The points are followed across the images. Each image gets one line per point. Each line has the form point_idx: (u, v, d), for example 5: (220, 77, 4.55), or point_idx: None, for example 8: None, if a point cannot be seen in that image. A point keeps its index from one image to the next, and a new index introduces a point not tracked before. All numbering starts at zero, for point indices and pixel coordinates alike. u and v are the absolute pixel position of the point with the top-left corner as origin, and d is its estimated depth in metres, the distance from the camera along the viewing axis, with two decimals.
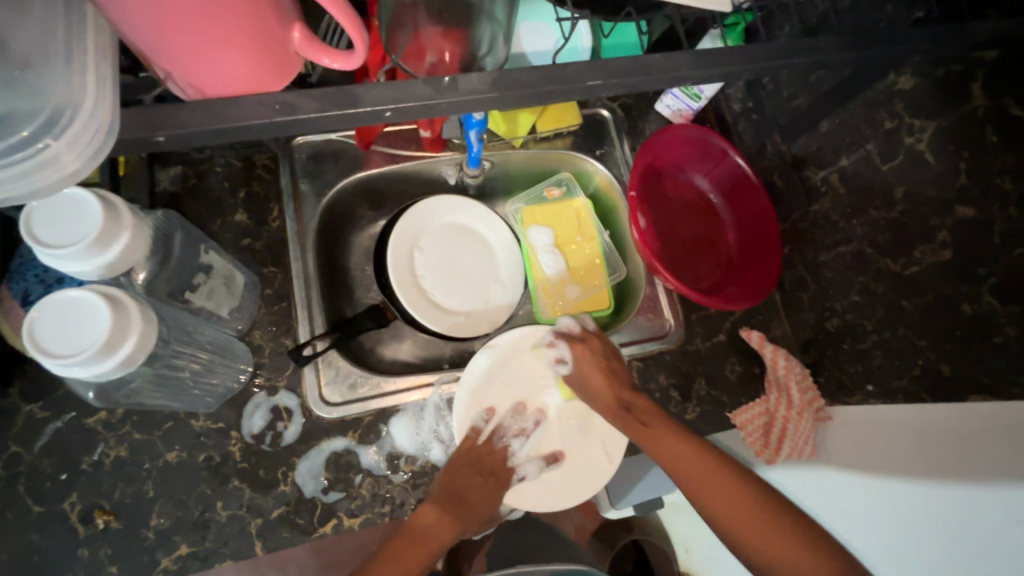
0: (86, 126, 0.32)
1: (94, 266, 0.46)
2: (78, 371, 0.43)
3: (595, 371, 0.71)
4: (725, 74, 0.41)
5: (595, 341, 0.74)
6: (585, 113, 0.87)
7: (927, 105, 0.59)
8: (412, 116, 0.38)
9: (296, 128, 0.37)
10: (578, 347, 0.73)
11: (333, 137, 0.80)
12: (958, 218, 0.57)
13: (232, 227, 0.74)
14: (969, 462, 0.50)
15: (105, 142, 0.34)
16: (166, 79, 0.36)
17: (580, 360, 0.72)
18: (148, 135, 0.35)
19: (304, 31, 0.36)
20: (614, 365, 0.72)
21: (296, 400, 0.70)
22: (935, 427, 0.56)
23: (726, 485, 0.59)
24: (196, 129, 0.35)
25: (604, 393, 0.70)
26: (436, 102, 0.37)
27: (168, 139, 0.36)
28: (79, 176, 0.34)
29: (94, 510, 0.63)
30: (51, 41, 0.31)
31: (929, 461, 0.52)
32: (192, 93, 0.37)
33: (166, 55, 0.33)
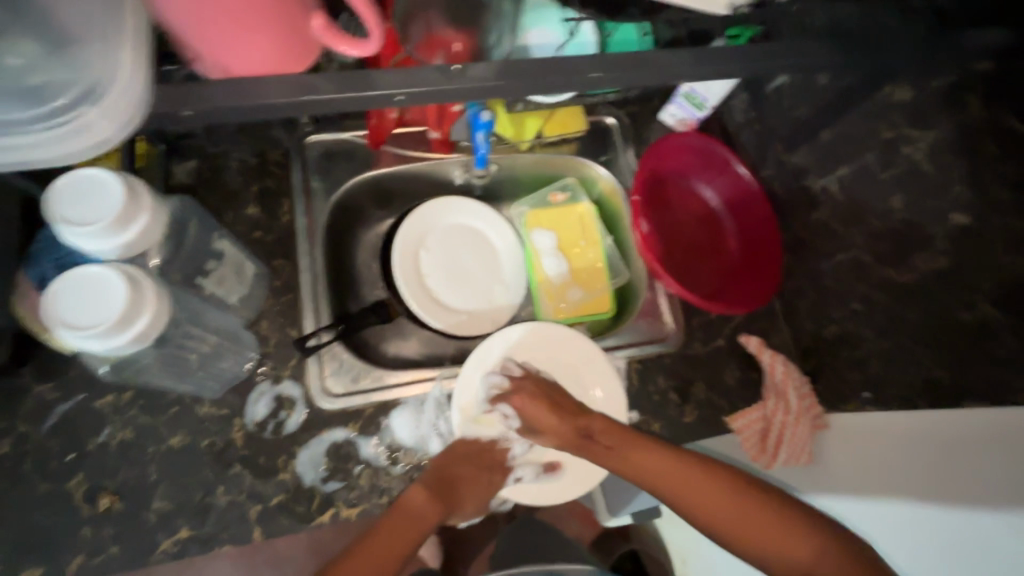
0: (117, 95, 0.35)
1: (115, 246, 0.47)
2: (92, 344, 0.45)
3: (536, 409, 0.70)
4: (722, 72, 0.43)
5: (532, 385, 0.72)
6: (591, 120, 0.90)
7: (924, 115, 0.61)
8: (422, 102, 0.40)
9: (312, 110, 0.39)
10: (517, 399, 0.71)
11: (344, 136, 0.82)
12: (954, 226, 0.59)
13: (244, 219, 0.76)
14: (949, 479, 0.51)
15: (136, 112, 0.36)
16: (194, 58, 0.38)
17: (526, 410, 0.71)
18: (175, 109, 0.37)
19: (323, 19, 0.37)
20: (556, 394, 0.71)
21: (300, 390, 0.72)
22: (925, 434, 0.57)
23: (705, 479, 0.61)
24: (221, 105, 0.37)
25: (560, 429, 0.69)
26: (445, 88, 0.39)
27: (193, 115, 0.38)
28: (110, 144, 0.36)
29: (98, 491, 0.64)
30: (92, 18, 0.35)
31: (908, 477, 0.54)
32: (216, 73, 0.39)
33: (198, 36, 0.35)
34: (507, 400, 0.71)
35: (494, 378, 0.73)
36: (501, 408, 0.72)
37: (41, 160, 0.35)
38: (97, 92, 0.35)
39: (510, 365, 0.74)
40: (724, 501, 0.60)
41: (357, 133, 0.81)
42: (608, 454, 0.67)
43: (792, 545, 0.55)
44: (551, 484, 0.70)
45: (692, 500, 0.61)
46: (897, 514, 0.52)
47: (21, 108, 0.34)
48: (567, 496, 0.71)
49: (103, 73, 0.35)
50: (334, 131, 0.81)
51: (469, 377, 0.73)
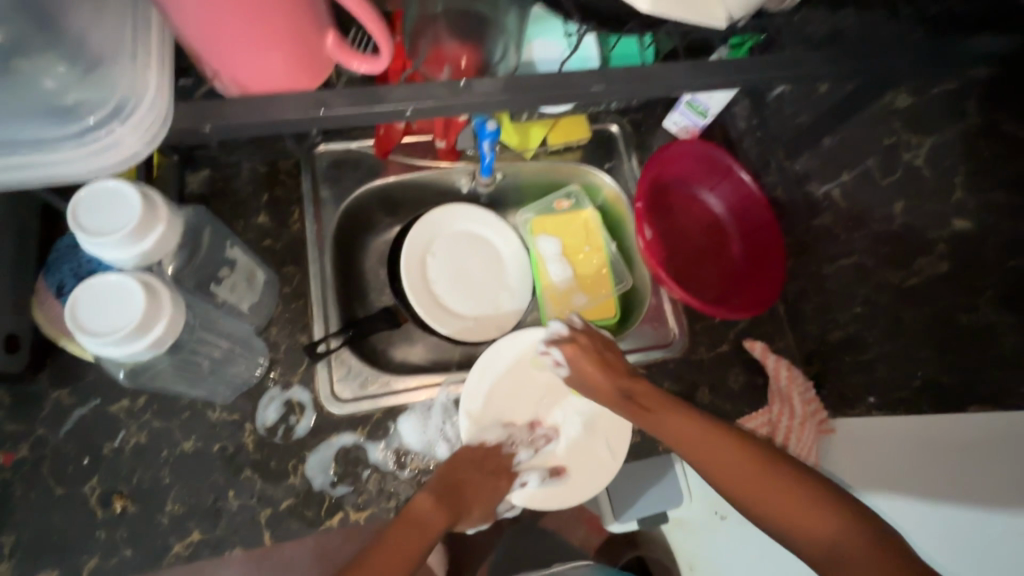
0: (144, 113, 0.36)
1: (132, 255, 0.49)
2: (110, 349, 0.46)
3: (586, 366, 0.71)
4: (722, 85, 0.44)
5: (586, 338, 0.73)
6: (595, 128, 0.91)
7: (924, 122, 0.62)
8: (430, 115, 0.41)
9: (321, 124, 0.40)
10: (571, 348, 0.73)
11: (353, 145, 0.84)
12: (955, 231, 0.59)
13: (255, 228, 0.77)
14: (984, 478, 0.51)
15: (162, 129, 0.37)
16: (213, 76, 0.40)
17: (577, 361, 0.72)
18: (197, 126, 0.38)
19: (336, 36, 0.39)
20: (609, 355, 0.72)
21: (309, 395, 0.73)
22: (950, 437, 0.56)
23: (736, 456, 0.60)
24: (238, 122, 0.38)
25: (602, 386, 0.70)
26: (452, 103, 0.40)
27: (214, 130, 0.39)
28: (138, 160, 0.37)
29: (112, 494, 0.65)
30: (122, 40, 0.37)
31: (945, 476, 0.53)
32: (234, 90, 0.41)
33: (217, 55, 0.36)
34: (563, 346, 0.74)
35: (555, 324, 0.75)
36: (556, 354, 0.74)
37: (72, 174, 0.36)
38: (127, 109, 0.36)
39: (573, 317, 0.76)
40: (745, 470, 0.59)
41: (365, 143, 0.83)
42: (647, 416, 0.67)
43: (801, 514, 0.54)
44: (558, 487, 0.71)
45: (716, 471, 0.60)
46: (931, 516, 0.53)
47: (56, 125, 0.36)
48: (575, 498, 0.71)
49: (129, 89, 0.36)
50: (342, 140, 0.83)
51: (492, 365, 0.76)
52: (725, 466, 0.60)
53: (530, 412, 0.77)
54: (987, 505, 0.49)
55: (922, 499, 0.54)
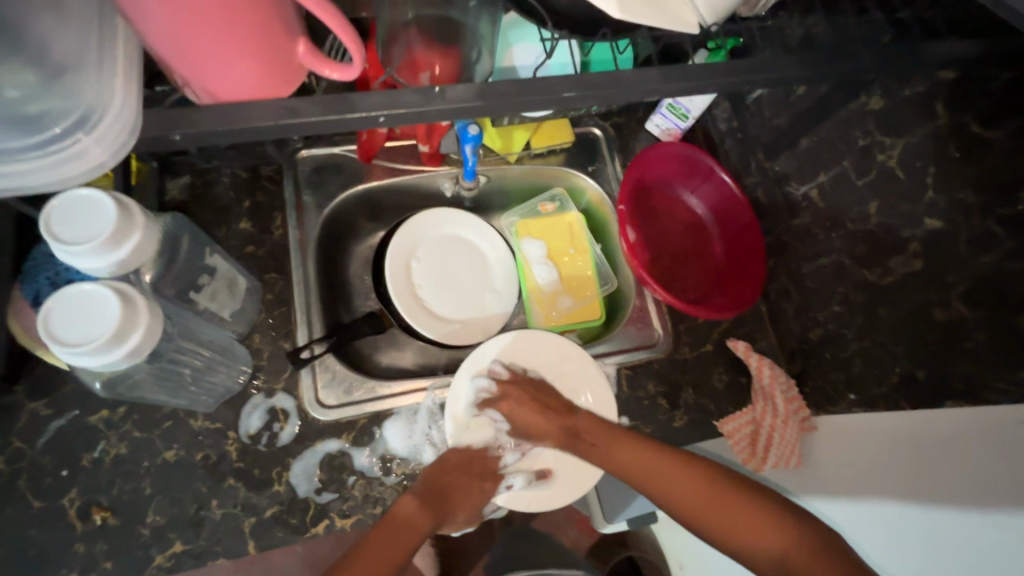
0: (111, 123, 0.36)
1: (107, 263, 0.48)
2: (86, 359, 0.45)
3: (527, 411, 0.73)
4: (693, 89, 0.45)
5: (517, 390, 0.74)
6: (578, 132, 0.91)
7: (896, 125, 0.63)
8: (404, 122, 0.41)
9: (299, 131, 0.41)
10: (509, 406, 0.73)
11: (336, 150, 0.83)
12: (928, 230, 0.61)
13: (237, 234, 0.77)
14: (948, 480, 0.49)
15: (128, 139, 0.37)
16: (185, 85, 0.39)
17: (518, 412, 0.73)
18: (167, 133, 0.38)
19: (308, 46, 0.39)
20: (542, 395, 0.74)
21: (293, 401, 0.72)
22: (931, 435, 0.55)
23: (688, 479, 0.62)
24: (210, 128, 0.38)
25: (547, 424, 0.73)
26: (425, 109, 0.41)
27: (184, 137, 0.39)
28: (105, 169, 0.37)
29: (92, 506, 0.64)
30: (88, 49, 0.36)
31: (901, 471, 0.53)
32: (207, 99, 0.40)
33: (189, 65, 0.36)
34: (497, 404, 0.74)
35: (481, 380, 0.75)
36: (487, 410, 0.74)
37: (36, 184, 0.36)
38: (93, 119, 0.36)
39: (495, 367, 0.75)
40: (696, 490, 0.61)
41: (348, 148, 0.83)
42: (593, 450, 0.69)
43: (756, 532, 0.56)
44: (545, 490, 0.71)
45: (675, 496, 0.62)
46: (896, 511, 0.50)
47: (17, 136, 0.35)
48: (561, 500, 0.72)
49: (94, 99, 0.36)
50: (324, 145, 0.82)
51: (461, 387, 0.75)
52: (672, 485, 0.62)
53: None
54: (962, 503, 0.46)
55: (869, 496, 0.53)
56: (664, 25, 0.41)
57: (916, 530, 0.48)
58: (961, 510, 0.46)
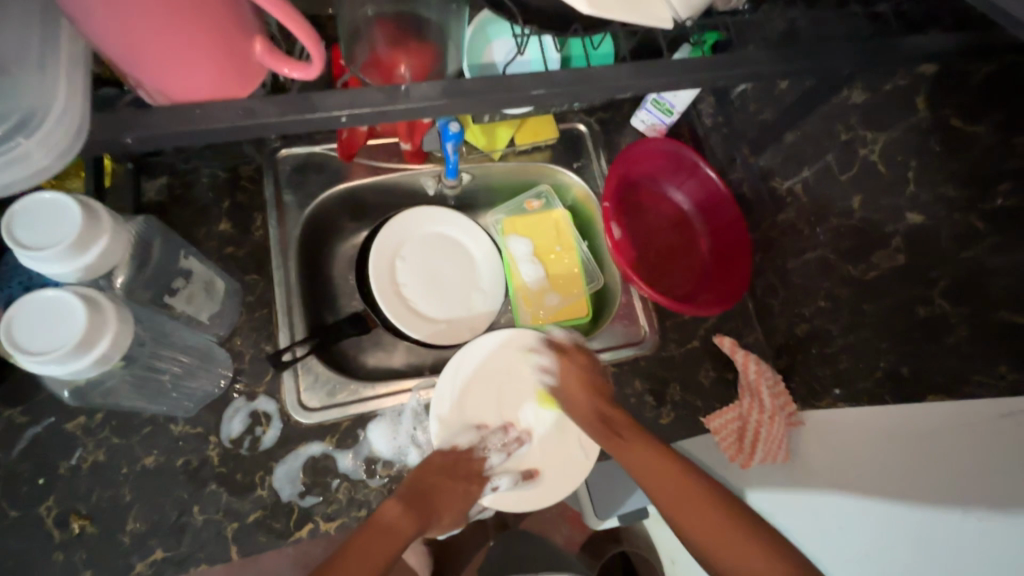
0: (56, 124, 0.35)
1: (74, 268, 0.47)
2: (52, 368, 0.44)
3: (574, 382, 0.74)
4: (667, 86, 0.44)
5: (576, 354, 0.76)
6: (563, 128, 0.91)
7: (878, 119, 0.63)
8: (369, 122, 0.41)
9: (259, 133, 0.40)
10: (562, 360, 0.76)
11: (317, 149, 0.82)
12: (910, 224, 0.60)
13: (216, 235, 0.76)
14: (948, 482, 0.49)
15: (75, 142, 0.36)
16: (137, 86, 0.38)
17: (565, 372, 0.75)
18: (117, 136, 0.37)
19: (265, 44, 0.38)
20: (594, 379, 0.74)
21: (275, 405, 0.71)
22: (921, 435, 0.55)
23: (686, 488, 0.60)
24: (163, 132, 0.37)
25: (584, 406, 0.72)
26: (390, 108, 0.40)
27: (134, 141, 0.38)
28: (51, 172, 0.36)
29: (70, 514, 0.63)
30: (27, 48, 0.35)
31: (888, 477, 0.53)
32: (162, 99, 0.39)
33: (138, 64, 0.35)
34: (552, 355, 0.77)
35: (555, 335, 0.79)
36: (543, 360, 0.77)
37: None
38: (35, 121, 0.34)
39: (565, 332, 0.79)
40: (687, 492, 0.60)
41: (329, 147, 0.82)
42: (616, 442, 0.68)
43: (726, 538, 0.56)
44: (530, 491, 0.71)
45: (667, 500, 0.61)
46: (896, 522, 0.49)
47: None
48: (549, 498, 0.72)
49: (36, 100, 0.35)
50: (305, 144, 0.81)
51: (446, 384, 0.74)
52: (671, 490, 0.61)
53: (501, 415, 0.76)
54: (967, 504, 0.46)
55: (853, 504, 0.53)
56: (636, 20, 0.40)
57: (904, 540, 0.48)
58: (960, 515, 0.46)
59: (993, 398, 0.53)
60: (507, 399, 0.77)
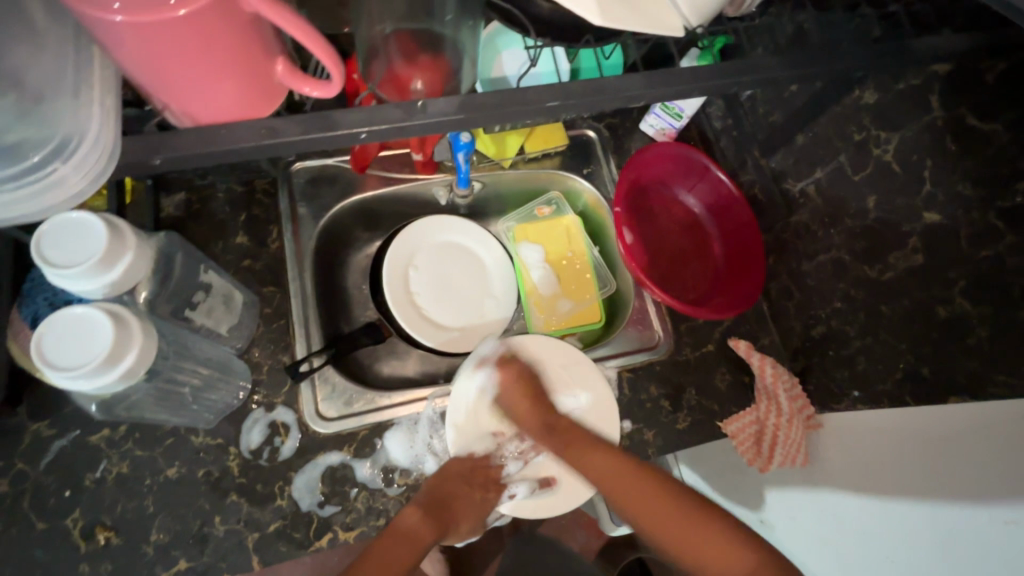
0: (91, 149, 0.36)
1: (100, 285, 0.48)
2: (81, 383, 0.45)
3: (515, 395, 0.73)
4: (679, 94, 0.44)
5: (516, 365, 0.74)
6: (572, 134, 0.91)
7: (890, 119, 0.63)
8: (386, 137, 0.41)
9: (278, 151, 0.41)
10: (502, 375, 0.74)
11: (330, 162, 0.83)
12: (926, 224, 0.60)
13: (233, 249, 0.77)
14: (953, 472, 0.49)
15: (108, 166, 0.37)
16: (164, 108, 0.39)
17: (508, 385, 0.73)
18: (147, 158, 0.38)
19: (286, 64, 0.39)
20: (536, 384, 0.74)
21: (293, 415, 0.72)
22: (926, 436, 0.55)
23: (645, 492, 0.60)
24: (188, 152, 0.38)
25: (529, 415, 0.72)
26: (407, 124, 0.40)
27: (164, 162, 0.39)
28: (84, 196, 0.37)
29: (95, 526, 0.64)
30: (63, 73, 0.36)
31: (894, 478, 0.54)
32: (187, 122, 0.40)
33: (164, 88, 0.36)
34: (493, 370, 0.74)
35: (487, 347, 0.76)
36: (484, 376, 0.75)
37: (16, 215, 0.35)
38: (71, 146, 0.35)
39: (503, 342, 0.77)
40: (661, 499, 0.59)
41: (342, 159, 0.83)
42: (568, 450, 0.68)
43: (727, 556, 0.53)
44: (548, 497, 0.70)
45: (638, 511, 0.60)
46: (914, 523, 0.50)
47: None
48: (571, 503, 0.70)
49: (72, 126, 0.36)
50: (318, 157, 0.82)
51: (463, 389, 0.74)
52: (639, 502, 0.60)
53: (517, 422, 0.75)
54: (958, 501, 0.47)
55: (868, 508, 0.55)
56: (648, 29, 0.40)
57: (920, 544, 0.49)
58: (966, 508, 0.46)
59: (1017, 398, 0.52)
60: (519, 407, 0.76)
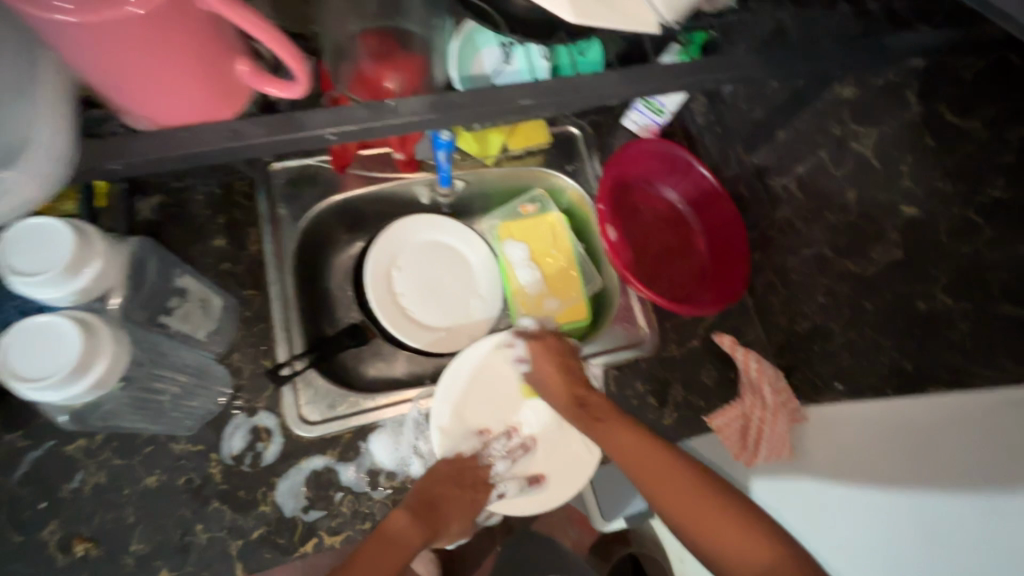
0: (41, 156, 0.35)
1: (68, 293, 0.47)
2: (49, 395, 0.44)
3: (549, 370, 0.74)
4: (653, 92, 0.44)
5: (550, 340, 0.76)
6: (555, 131, 0.91)
7: (869, 114, 0.63)
8: (353, 138, 0.41)
9: (243, 154, 0.40)
10: (537, 347, 0.76)
11: (310, 161, 0.82)
12: (905, 218, 0.60)
13: (211, 252, 0.75)
14: (955, 465, 0.49)
15: (61, 172, 0.36)
16: (121, 112, 0.39)
17: (541, 361, 0.75)
18: (102, 163, 0.37)
19: (249, 64, 0.38)
20: (571, 364, 0.74)
21: (275, 420, 0.71)
22: (909, 424, 0.55)
23: (676, 475, 0.61)
24: (146, 156, 0.37)
25: (560, 393, 0.72)
26: (375, 125, 0.40)
27: (121, 168, 0.38)
28: (35, 203, 0.36)
29: (73, 538, 0.63)
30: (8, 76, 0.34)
31: (881, 461, 0.54)
32: (146, 124, 0.40)
33: (119, 90, 0.35)
34: (527, 345, 0.77)
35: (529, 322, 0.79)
36: (520, 353, 0.77)
37: None
38: (17, 153, 0.34)
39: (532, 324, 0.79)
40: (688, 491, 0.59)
41: (322, 159, 0.81)
42: (598, 425, 0.68)
43: (743, 539, 0.54)
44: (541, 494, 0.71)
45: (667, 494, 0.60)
46: (904, 508, 0.49)
47: None
48: (556, 498, 0.71)
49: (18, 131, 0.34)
50: (298, 157, 0.81)
51: (458, 372, 0.75)
52: (668, 481, 0.60)
53: (503, 420, 0.76)
54: (966, 492, 0.46)
55: (864, 493, 0.53)
56: (622, 27, 0.40)
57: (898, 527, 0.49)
58: (969, 499, 0.46)
59: (996, 388, 0.52)
60: (505, 400, 0.77)
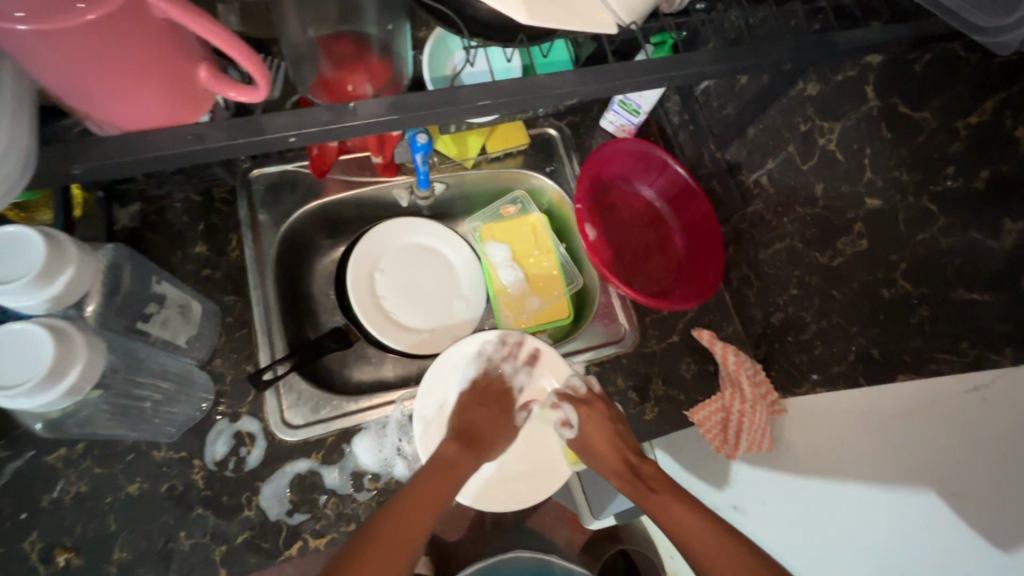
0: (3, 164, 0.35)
1: (40, 300, 0.47)
2: (22, 402, 0.44)
3: (597, 429, 0.72)
4: (606, 91, 0.45)
5: (601, 405, 0.74)
6: (533, 133, 0.92)
7: (832, 110, 0.65)
8: (317, 140, 0.42)
9: (207, 158, 0.41)
10: (585, 412, 0.74)
11: (289, 167, 0.83)
12: (869, 209, 0.62)
13: (192, 258, 0.76)
14: (927, 461, 0.49)
15: (21, 178, 0.36)
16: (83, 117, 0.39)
17: (586, 422, 0.73)
18: (66, 166, 0.38)
19: (210, 70, 0.39)
20: (620, 429, 0.73)
21: (258, 424, 0.71)
22: (884, 416, 0.56)
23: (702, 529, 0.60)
24: (108, 160, 0.38)
25: (607, 453, 0.70)
26: (337, 127, 0.41)
27: (84, 171, 0.39)
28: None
29: (54, 548, 0.63)
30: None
31: (859, 461, 0.54)
32: (110, 129, 0.40)
33: (80, 98, 0.36)
34: (574, 407, 0.74)
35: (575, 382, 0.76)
36: (565, 413, 0.75)
37: None
38: None
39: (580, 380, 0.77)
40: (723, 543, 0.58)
41: (301, 164, 0.82)
42: (652, 496, 0.65)
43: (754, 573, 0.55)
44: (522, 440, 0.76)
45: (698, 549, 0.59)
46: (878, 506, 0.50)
47: None
48: (527, 500, 0.74)
49: None
50: (277, 163, 0.82)
51: (446, 376, 0.76)
52: (694, 535, 0.60)
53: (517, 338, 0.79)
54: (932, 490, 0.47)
55: (844, 492, 0.54)
56: (575, 27, 0.41)
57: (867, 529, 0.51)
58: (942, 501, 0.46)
59: (960, 373, 0.52)
60: (517, 379, 0.78)
